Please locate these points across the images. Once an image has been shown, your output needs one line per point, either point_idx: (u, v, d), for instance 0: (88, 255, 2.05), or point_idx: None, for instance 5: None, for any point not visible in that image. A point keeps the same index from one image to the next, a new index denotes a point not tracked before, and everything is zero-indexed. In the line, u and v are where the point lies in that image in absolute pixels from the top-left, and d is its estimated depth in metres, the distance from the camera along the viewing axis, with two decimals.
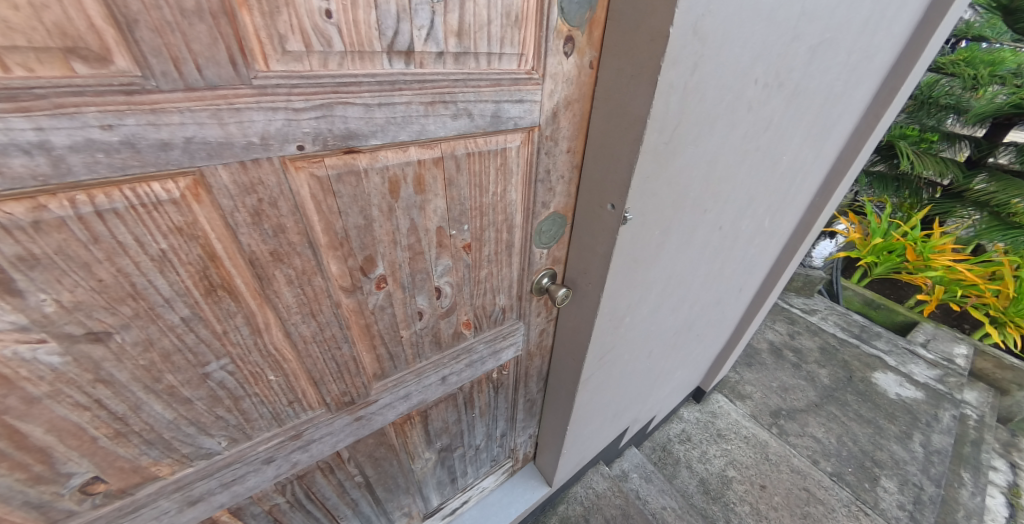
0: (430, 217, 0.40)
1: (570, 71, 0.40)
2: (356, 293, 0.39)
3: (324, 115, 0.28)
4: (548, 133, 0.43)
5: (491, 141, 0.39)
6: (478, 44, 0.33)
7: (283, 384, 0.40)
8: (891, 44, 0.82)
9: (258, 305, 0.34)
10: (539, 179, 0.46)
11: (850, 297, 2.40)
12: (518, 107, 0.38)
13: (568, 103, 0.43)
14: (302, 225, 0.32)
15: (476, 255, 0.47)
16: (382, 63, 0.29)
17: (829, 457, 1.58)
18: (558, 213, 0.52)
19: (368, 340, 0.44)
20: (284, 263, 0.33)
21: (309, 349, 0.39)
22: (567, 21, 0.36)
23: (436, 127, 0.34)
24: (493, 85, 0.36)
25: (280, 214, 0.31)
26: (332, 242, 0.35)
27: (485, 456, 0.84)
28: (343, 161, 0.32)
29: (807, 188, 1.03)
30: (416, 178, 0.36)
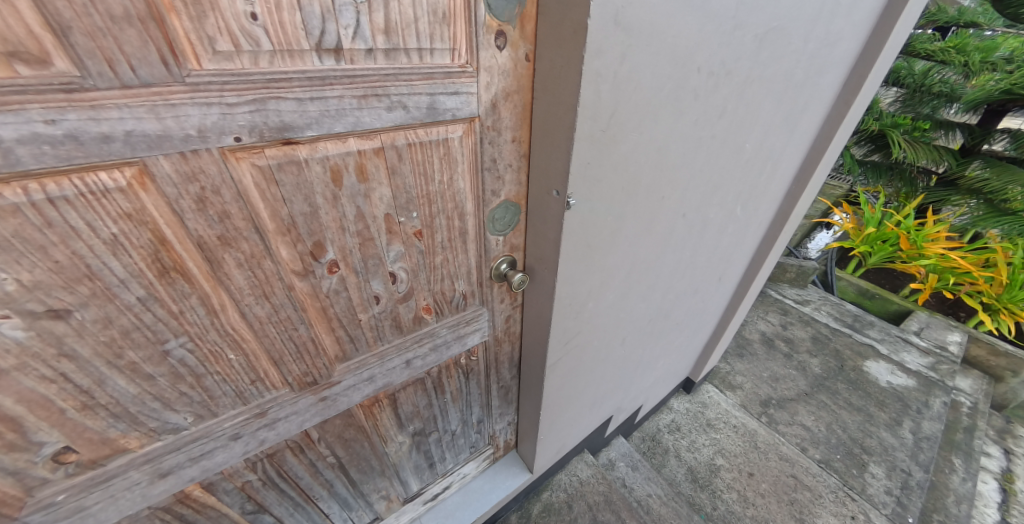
0: (377, 204, 0.43)
1: (505, 64, 0.43)
2: (309, 277, 0.42)
3: (257, 109, 0.31)
4: (489, 123, 0.46)
5: (432, 132, 0.42)
6: (407, 40, 0.36)
7: (244, 363, 0.43)
8: (855, 32, 0.84)
9: (211, 287, 0.37)
10: (485, 169, 0.49)
11: (844, 286, 2.42)
12: (454, 99, 0.41)
13: (507, 95, 0.45)
14: (248, 212, 0.35)
15: (428, 243, 0.50)
16: (312, 60, 0.32)
17: (818, 445, 1.59)
18: (509, 201, 0.54)
19: (325, 322, 0.47)
20: (233, 248, 0.36)
21: (265, 330, 0.43)
22: (495, 17, 0.39)
23: (371, 119, 0.37)
24: (426, 78, 0.38)
25: (223, 201, 0.34)
26: (280, 228, 0.38)
27: (463, 443, 0.87)
28: (283, 152, 0.35)
29: (781, 175, 1.04)
30: (357, 167, 0.39)
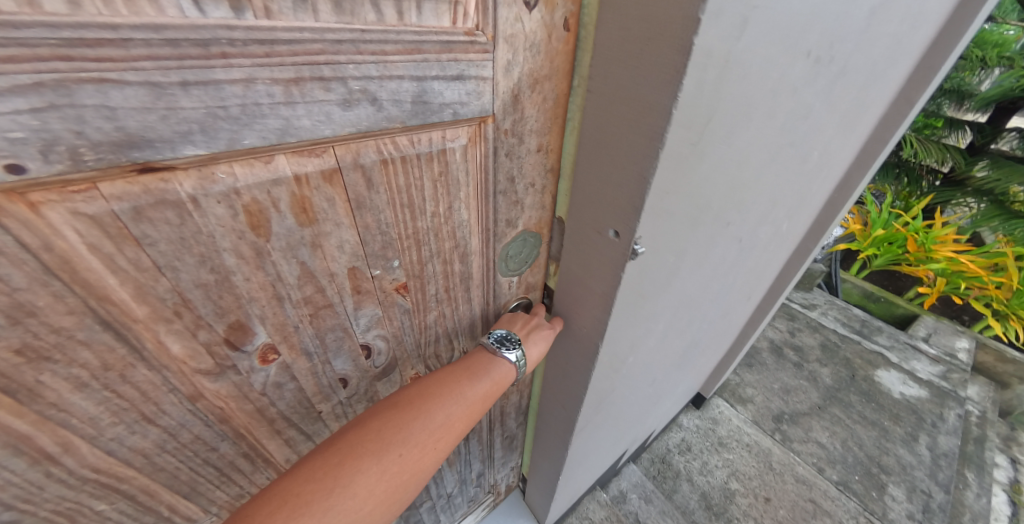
0: (334, 256, 0.29)
1: (533, 33, 0.28)
2: (229, 371, 0.28)
3: (44, 104, 0.14)
4: (507, 126, 0.31)
5: (422, 140, 0.28)
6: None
7: (130, 509, 0.30)
8: (937, 13, 0.69)
9: (33, 425, 0.22)
10: (500, 194, 0.36)
11: (848, 289, 2.34)
12: (456, 88, 0.26)
13: (534, 82, 0.31)
14: (78, 300, 0.19)
15: (414, 297, 0.37)
16: (172, 0, 0.15)
17: (834, 464, 1.50)
18: (528, 231, 0.42)
19: (264, 429, 0.34)
20: (53, 361, 0.20)
21: (158, 462, 0.29)
22: None
23: (315, 123, 0.22)
24: (410, 52, 0.23)
25: (7, 288, 0.17)
26: (157, 315, 0.23)
27: (459, 501, 0.73)
28: (139, 185, 0.19)
29: (829, 184, 0.90)
30: (299, 203, 0.25)
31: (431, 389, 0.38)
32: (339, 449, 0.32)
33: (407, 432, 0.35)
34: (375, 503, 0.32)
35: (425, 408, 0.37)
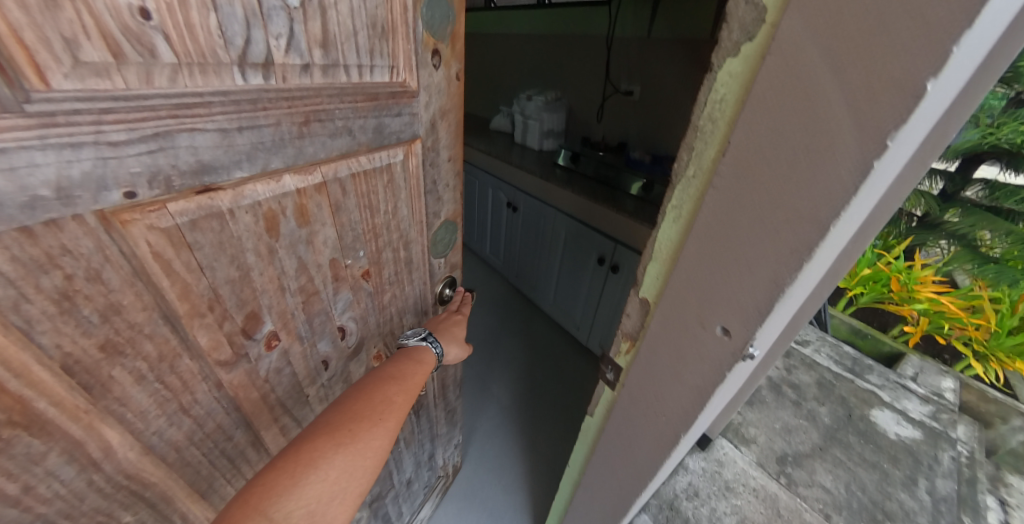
0: (320, 248, 0.40)
1: (439, 83, 0.46)
2: (242, 361, 0.38)
3: (155, 148, 0.24)
4: (429, 144, 0.49)
5: (378, 155, 0.42)
6: (346, 54, 0.33)
7: (151, 515, 0.36)
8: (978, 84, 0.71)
9: (84, 429, 0.28)
10: (427, 192, 0.52)
11: (836, 323, 2.10)
12: (397, 120, 0.42)
13: (443, 113, 0.48)
14: (147, 299, 0.28)
15: (374, 280, 0.50)
16: (231, 76, 0.26)
17: (841, 511, 1.34)
18: (449, 220, 0.59)
19: (266, 412, 0.43)
20: (122, 355, 0.28)
21: (183, 455, 0.36)
22: (431, 34, 0.41)
23: (315, 148, 0.34)
24: (370, 99, 0.38)
25: (105, 290, 0.25)
26: (194, 309, 0.31)
27: (420, 453, 0.86)
28: (197, 203, 0.28)
29: None
30: (299, 209, 0.36)
31: (366, 385, 0.46)
32: (297, 446, 0.39)
33: (351, 415, 0.42)
34: (340, 481, 0.38)
35: (366, 395, 0.45)
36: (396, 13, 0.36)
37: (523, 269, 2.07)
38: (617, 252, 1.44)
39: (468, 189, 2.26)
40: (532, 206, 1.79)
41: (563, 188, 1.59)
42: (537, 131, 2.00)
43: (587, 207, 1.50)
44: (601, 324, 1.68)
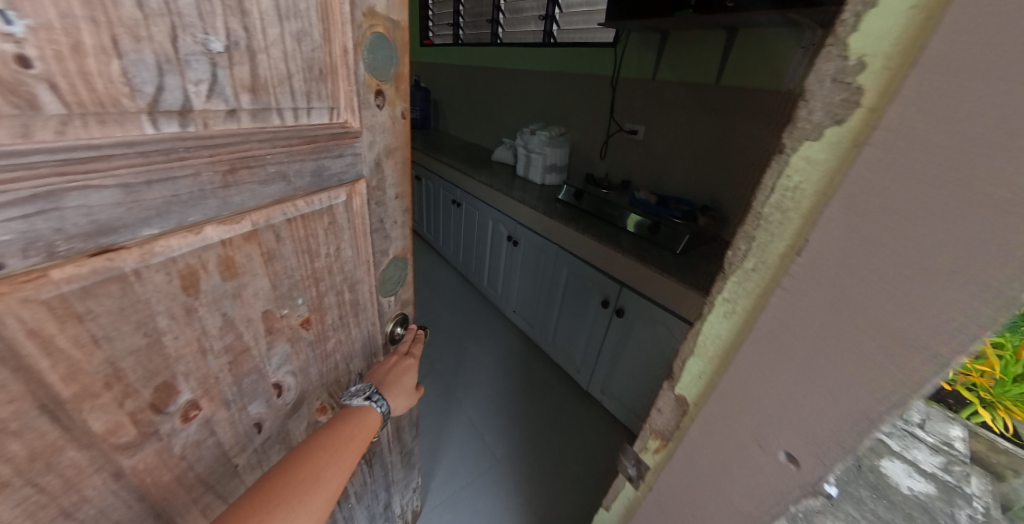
0: (251, 301, 0.39)
1: (385, 122, 0.46)
2: (150, 440, 0.34)
3: (40, 210, 0.22)
4: (375, 183, 0.49)
5: (319, 197, 0.42)
6: (279, 98, 0.34)
7: None
8: None
9: None
10: (374, 231, 0.52)
11: None
12: (338, 161, 0.42)
13: (390, 151, 0.49)
14: (28, 386, 0.25)
15: (315, 329, 0.48)
16: (138, 124, 0.25)
17: None
18: (398, 256, 0.58)
19: (186, 492, 0.39)
20: None
21: None
22: (374, 76, 0.42)
23: (243, 197, 0.34)
24: (308, 142, 0.38)
25: None
26: (89, 388, 0.28)
27: (372, 505, 0.80)
28: (96, 265, 0.26)
29: None
30: (224, 261, 0.35)
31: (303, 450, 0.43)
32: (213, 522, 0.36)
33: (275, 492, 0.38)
34: None
35: (299, 466, 0.41)
36: (336, 55, 0.38)
37: (522, 305, 1.98)
38: (622, 296, 1.36)
39: (470, 220, 2.25)
40: (534, 241, 1.75)
41: (565, 224, 1.54)
42: (539, 166, 2.00)
43: (588, 244, 1.44)
44: (603, 371, 1.57)
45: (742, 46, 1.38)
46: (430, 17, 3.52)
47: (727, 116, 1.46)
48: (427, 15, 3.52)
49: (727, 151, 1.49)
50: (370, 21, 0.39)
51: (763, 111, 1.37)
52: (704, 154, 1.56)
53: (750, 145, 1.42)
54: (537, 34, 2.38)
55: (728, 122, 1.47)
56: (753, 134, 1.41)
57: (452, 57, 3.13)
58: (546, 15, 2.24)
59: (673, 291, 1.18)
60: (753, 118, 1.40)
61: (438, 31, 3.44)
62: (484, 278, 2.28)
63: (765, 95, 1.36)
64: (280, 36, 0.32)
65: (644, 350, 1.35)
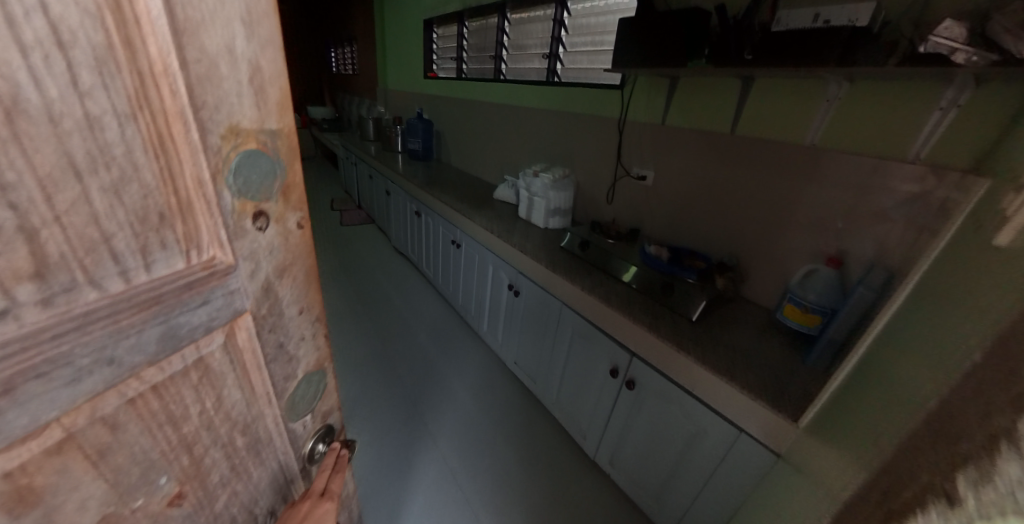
0: (75, 519, 0.32)
1: (273, 240, 0.43)
2: None
3: None
4: (266, 310, 0.45)
5: (174, 359, 0.36)
6: (90, 269, 0.29)
7: None
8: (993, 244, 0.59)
9: None
10: (271, 361, 0.48)
11: None
12: (201, 310, 0.37)
13: (283, 269, 0.46)
14: None
15: (191, 499, 0.41)
16: None
17: None
18: (313, 371, 0.56)
19: None
20: None
21: None
22: (249, 198, 0.39)
23: (40, 406, 0.27)
24: (150, 305, 0.32)
25: None
26: None
27: None
28: None
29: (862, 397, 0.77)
30: (13, 496, 0.27)
31: None
32: None
33: None
34: None
35: None
36: (187, 187, 0.34)
37: (522, 358, 1.86)
38: (633, 366, 1.26)
39: (469, 263, 2.16)
40: (536, 295, 1.65)
41: (571, 281, 1.45)
42: (542, 209, 1.93)
43: (596, 307, 1.35)
44: (610, 442, 1.44)
45: (756, 95, 1.33)
46: (434, 49, 3.52)
47: (740, 166, 1.41)
48: (432, 48, 3.52)
49: (741, 202, 1.42)
50: (234, 138, 0.36)
51: (779, 162, 1.31)
52: (717, 205, 1.49)
53: (766, 198, 1.36)
54: (541, 72, 2.38)
55: (741, 173, 1.41)
56: (769, 186, 1.34)
57: (455, 90, 3.11)
58: (549, 54, 2.26)
59: (691, 369, 1.08)
60: (763, 167, 1.34)
61: (442, 63, 3.45)
62: (482, 324, 2.18)
63: (780, 147, 1.30)
64: (85, 197, 0.27)
65: (657, 426, 1.24)
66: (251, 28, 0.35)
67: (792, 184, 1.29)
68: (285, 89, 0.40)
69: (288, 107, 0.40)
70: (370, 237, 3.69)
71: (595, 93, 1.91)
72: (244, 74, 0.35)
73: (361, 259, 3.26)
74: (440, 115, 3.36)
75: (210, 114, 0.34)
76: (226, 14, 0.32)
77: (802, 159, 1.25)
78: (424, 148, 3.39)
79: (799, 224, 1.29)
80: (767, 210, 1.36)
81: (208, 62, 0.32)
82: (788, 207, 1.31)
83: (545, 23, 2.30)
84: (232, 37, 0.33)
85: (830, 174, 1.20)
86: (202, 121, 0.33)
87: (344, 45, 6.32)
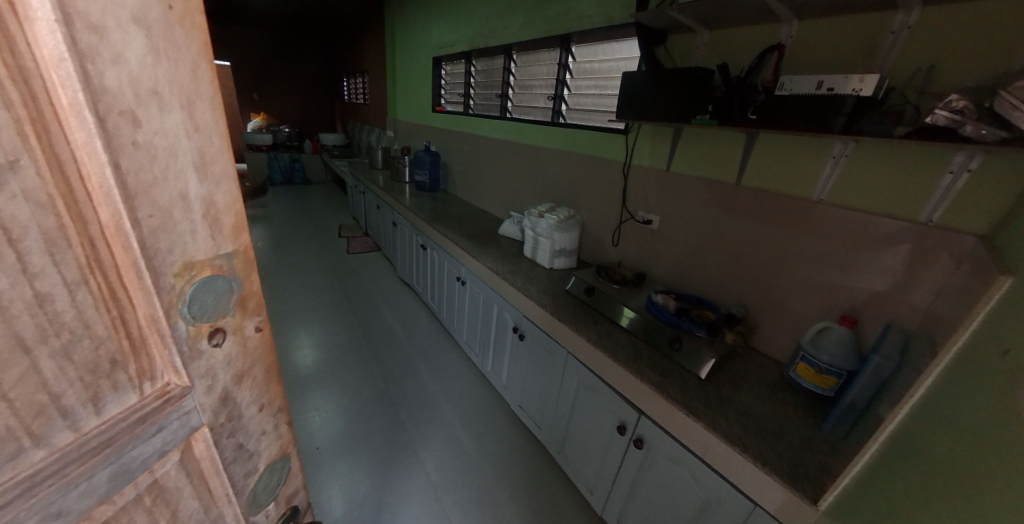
0: None
1: (231, 351, 0.39)
2: None
3: None
4: (225, 417, 0.40)
5: (127, 489, 0.32)
6: (36, 430, 0.26)
7: None
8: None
9: None
10: (231, 462, 0.43)
11: None
12: (155, 439, 0.33)
13: (241, 375, 0.41)
14: None
15: None
16: None
17: None
18: (275, 458, 0.50)
19: None
20: None
21: None
22: (202, 319, 0.35)
23: None
24: (99, 450, 0.29)
25: None
26: None
27: None
28: None
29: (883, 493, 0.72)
30: None
31: None
32: None
33: None
34: None
35: None
36: (139, 328, 0.32)
37: (526, 401, 1.83)
38: (641, 423, 1.22)
39: (473, 301, 2.15)
40: (542, 341, 1.63)
41: (577, 330, 1.43)
42: (547, 250, 1.92)
43: (602, 360, 1.32)
44: (616, 500, 1.38)
45: (763, 149, 1.34)
46: (442, 84, 3.63)
47: (747, 217, 1.40)
48: (440, 83, 3.64)
49: (750, 252, 1.41)
50: (189, 272, 0.33)
51: (787, 215, 1.30)
52: (724, 253, 1.49)
53: (775, 250, 1.35)
54: (546, 111, 2.42)
55: (748, 224, 1.40)
56: (776, 239, 1.34)
57: (462, 125, 3.19)
58: (555, 94, 2.30)
59: (701, 434, 1.05)
60: (766, 221, 1.36)
61: (450, 98, 3.54)
62: (486, 363, 2.15)
63: (788, 201, 1.29)
64: (34, 369, 0.25)
65: (664, 488, 1.19)
66: (204, 169, 0.33)
67: (801, 238, 1.28)
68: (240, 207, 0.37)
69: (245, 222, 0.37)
70: (376, 265, 3.71)
71: (600, 135, 1.93)
72: (198, 211, 0.33)
73: (365, 289, 3.25)
74: (447, 148, 3.44)
75: (163, 261, 0.31)
76: (179, 165, 0.30)
77: (810, 214, 1.25)
78: (430, 180, 3.45)
79: (809, 278, 1.28)
80: (776, 263, 1.35)
81: (160, 214, 0.30)
82: (797, 261, 1.30)
83: (550, 66, 2.36)
84: (186, 183, 0.31)
85: (840, 230, 1.19)
86: (156, 269, 0.31)
87: (356, 75, 6.56)
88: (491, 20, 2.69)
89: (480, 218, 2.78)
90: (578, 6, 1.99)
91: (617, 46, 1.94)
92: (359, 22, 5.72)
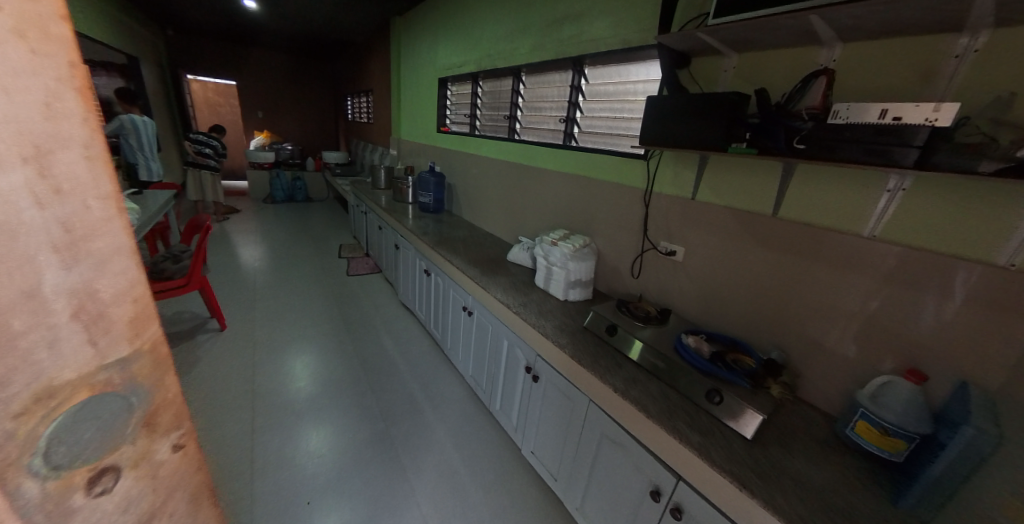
0: None
1: (128, 487, 0.29)
2: None
3: None
4: None
5: None
6: None
7: None
8: None
9: None
10: None
11: None
12: None
13: (147, 514, 0.31)
14: None
15: None
16: None
17: None
18: None
19: None
20: None
21: None
22: (75, 462, 0.25)
23: None
24: None
25: None
26: None
27: None
28: None
29: None
30: None
31: None
32: None
33: None
34: None
35: None
36: None
37: (540, 448, 1.67)
38: (680, 491, 1.07)
39: (481, 334, 2.01)
40: (558, 384, 1.49)
41: (600, 376, 1.29)
42: (561, 280, 1.79)
43: (631, 413, 1.18)
44: None
45: (803, 179, 1.23)
46: (447, 105, 3.59)
47: (786, 252, 1.28)
48: (446, 103, 3.59)
49: (789, 291, 1.28)
50: (49, 403, 0.23)
51: (833, 252, 1.18)
52: (759, 291, 1.35)
53: (819, 290, 1.22)
54: (557, 133, 2.34)
55: (787, 260, 1.28)
56: (821, 278, 1.21)
57: (468, 146, 3.11)
58: (567, 116, 2.22)
59: (759, 514, 0.90)
60: (807, 260, 1.23)
61: (456, 119, 3.48)
62: (495, 401, 2.00)
63: (834, 237, 1.17)
64: None
65: None
66: (73, 254, 0.24)
67: (851, 278, 1.15)
68: (141, 299, 0.29)
69: (152, 317, 0.30)
70: (376, 288, 3.58)
71: (617, 160, 1.84)
72: (65, 314, 0.24)
73: (365, 314, 3.11)
74: (453, 169, 3.35)
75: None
76: (31, 258, 0.21)
77: (861, 252, 1.13)
78: (435, 201, 3.35)
79: (861, 323, 1.14)
80: (820, 304, 1.22)
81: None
82: (845, 303, 1.17)
83: (560, 87, 2.29)
84: (43, 279, 0.22)
85: (897, 272, 1.07)
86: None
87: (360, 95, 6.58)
88: (500, 42, 2.65)
89: (486, 242, 2.67)
90: (592, 27, 1.93)
91: (633, 68, 1.86)
92: (366, 42, 5.75)
